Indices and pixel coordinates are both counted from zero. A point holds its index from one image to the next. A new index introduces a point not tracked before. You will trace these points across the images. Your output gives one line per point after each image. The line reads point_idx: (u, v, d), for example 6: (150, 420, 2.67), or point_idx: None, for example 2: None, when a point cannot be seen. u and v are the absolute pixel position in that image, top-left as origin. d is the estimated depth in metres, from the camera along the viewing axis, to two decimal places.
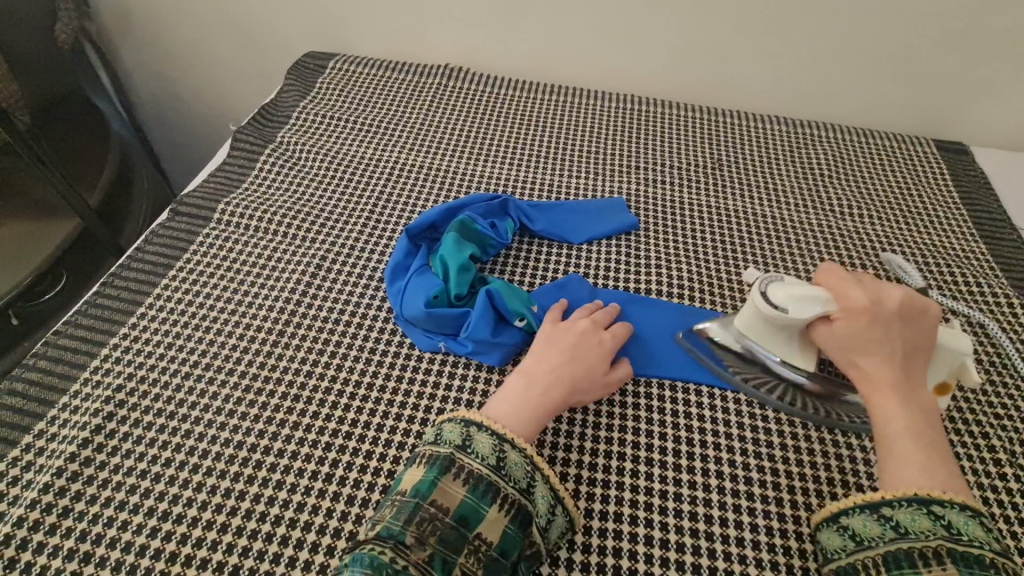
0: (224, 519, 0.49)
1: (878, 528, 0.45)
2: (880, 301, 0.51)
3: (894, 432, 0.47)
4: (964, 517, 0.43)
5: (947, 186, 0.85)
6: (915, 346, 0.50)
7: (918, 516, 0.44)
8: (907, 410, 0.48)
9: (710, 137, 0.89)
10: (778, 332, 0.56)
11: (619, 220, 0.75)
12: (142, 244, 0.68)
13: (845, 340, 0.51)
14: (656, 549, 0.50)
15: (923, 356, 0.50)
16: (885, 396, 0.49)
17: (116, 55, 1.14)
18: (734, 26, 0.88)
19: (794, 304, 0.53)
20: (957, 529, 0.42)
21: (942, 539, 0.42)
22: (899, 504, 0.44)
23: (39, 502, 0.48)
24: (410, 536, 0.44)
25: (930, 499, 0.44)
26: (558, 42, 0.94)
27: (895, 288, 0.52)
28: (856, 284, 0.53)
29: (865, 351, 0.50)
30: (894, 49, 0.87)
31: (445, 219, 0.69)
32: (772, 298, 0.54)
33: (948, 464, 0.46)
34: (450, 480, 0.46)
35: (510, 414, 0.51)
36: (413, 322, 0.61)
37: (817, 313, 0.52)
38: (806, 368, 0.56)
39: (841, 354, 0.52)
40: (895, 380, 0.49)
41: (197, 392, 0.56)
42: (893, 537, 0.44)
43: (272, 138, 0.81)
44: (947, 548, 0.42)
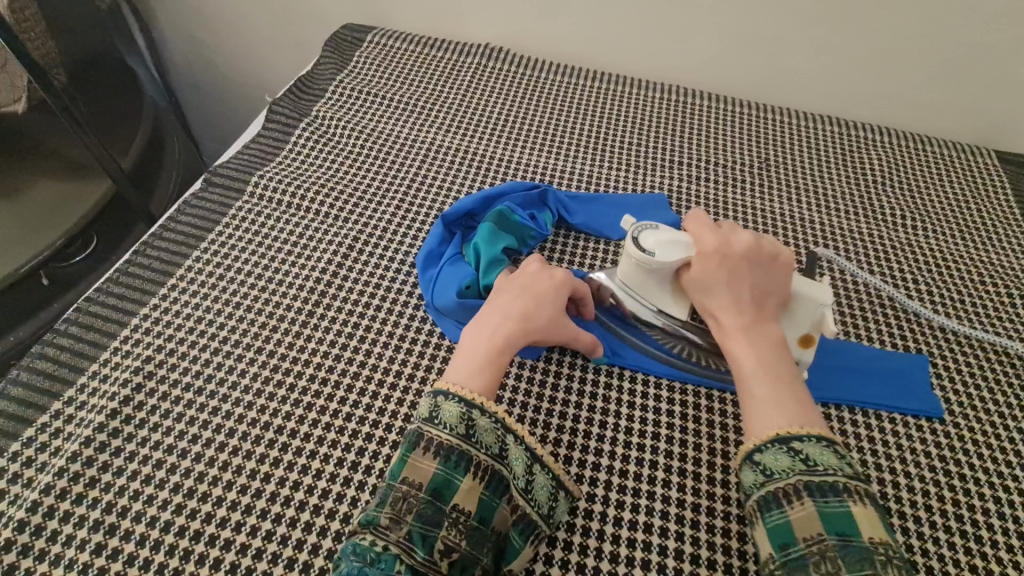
0: (249, 501, 0.48)
1: (751, 476, 0.44)
2: (730, 246, 0.52)
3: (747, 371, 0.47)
4: (821, 448, 0.43)
5: (1007, 200, 0.81)
6: (767, 289, 0.51)
7: (780, 455, 0.43)
8: (757, 350, 0.48)
9: (758, 135, 0.85)
10: (652, 279, 0.57)
11: (660, 217, 0.72)
12: (175, 213, 0.67)
13: (701, 286, 0.53)
14: (685, 564, 0.49)
15: (774, 299, 0.52)
16: (736, 339, 0.49)
17: (152, 17, 1.13)
18: (792, 18, 0.83)
19: (660, 249, 0.54)
20: (814, 462, 0.42)
21: (800, 473, 0.42)
22: (764, 446, 0.44)
23: (67, 470, 0.48)
24: (386, 518, 0.42)
25: (789, 437, 0.43)
26: (603, 26, 0.91)
27: (743, 232, 0.53)
28: (713, 229, 0.54)
29: (718, 296, 0.52)
30: (963, 52, 0.82)
31: (482, 207, 0.67)
32: (643, 243, 0.55)
33: (800, 399, 0.46)
34: (419, 454, 0.44)
35: (465, 370, 0.49)
36: (445, 312, 0.60)
37: (680, 258, 0.54)
38: (679, 317, 0.58)
39: (703, 304, 0.53)
40: (745, 322, 0.50)
41: (226, 368, 0.55)
42: (761, 482, 0.43)
43: (308, 111, 0.79)
44: (805, 482, 0.42)
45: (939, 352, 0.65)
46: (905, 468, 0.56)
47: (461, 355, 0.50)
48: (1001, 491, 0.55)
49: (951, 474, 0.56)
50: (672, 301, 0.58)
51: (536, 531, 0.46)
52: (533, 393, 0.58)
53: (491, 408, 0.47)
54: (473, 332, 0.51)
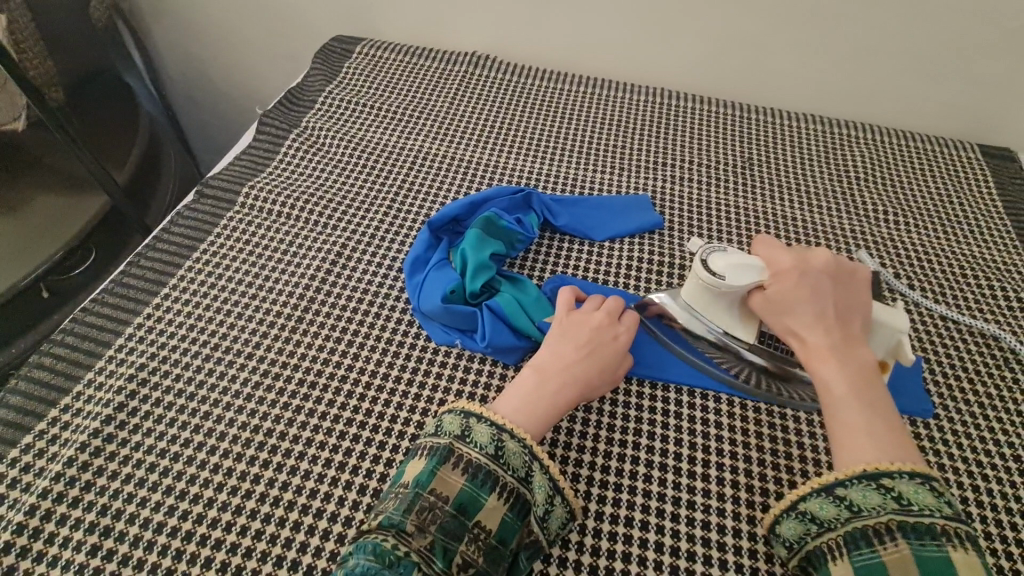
0: (238, 501, 0.49)
1: (836, 510, 0.44)
2: (805, 264, 0.52)
3: (835, 399, 0.47)
4: (914, 487, 0.43)
5: (990, 194, 0.82)
6: (848, 308, 0.51)
7: (869, 493, 0.43)
8: (848, 375, 0.48)
9: (742, 135, 0.87)
10: (717, 301, 0.55)
11: (644, 218, 0.73)
12: (167, 225, 0.69)
13: (778, 304, 0.52)
14: (666, 556, 0.49)
15: (858, 317, 0.51)
16: (825, 363, 0.48)
17: (148, 35, 1.15)
18: (772, 21, 0.85)
19: (731, 272, 0.53)
20: (908, 501, 0.42)
21: (893, 512, 0.42)
22: (851, 482, 0.44)
23: (64, 475, 0.50)
24: (411, 524, 0.43)
25: (879, 472, 0.43)
26: (588, 31, 0.92)
27: (819, 252, 0.54)
28: (786, 250, 0.54)
29: (800, 317, 0.51)
30: (940, 49, 0.83)
31: (468, 212, 0.68)
32: (713, 266, 0.54)
33: (894, 432, 0.45)
34: (449, 468, 0.46)
35: (519, 406, 0.51)
36: (430, 316, 0.60)
37: (752, 282, 0.53)
38: (746, 339, 0.56)
39: (781, 325, 0.52)
40: (832, 346, 0.49)
41: (217, 373, 0.57)
42: (848, 518, 0.44)
43: (298, 122, 0.81)
44: (899, 522, 0.42)
45: (920, 344, 0.65)
46: None
47: (518, 390, 0.52)
48: (982, 480, 0.55)
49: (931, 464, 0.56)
50: (737, 323, 0.56)
51: (540, 555, 0.47)
52: None
53: (522, 434, 0.49)
54: (535, 385, 0.52)
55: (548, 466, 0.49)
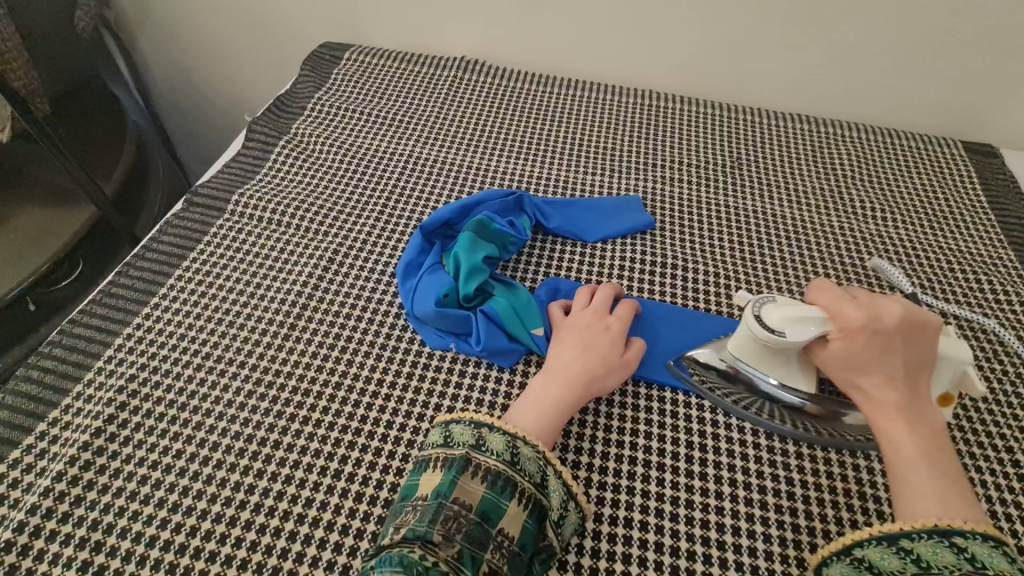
0: (233, 512, 0.49)
1: (899, 563, 0.43)
2: (879, 316, 0.48)
3: (902, 457, 0.45)
4: (988, 549, 0.41)
5: (975, 190, 0.83)
6: (919, 362, 0.47)
7: (940, 550, 0.41)
8: (917, 435, 0.45)
9: (732, 136, 0.87)
10: (774, 353, 0.53)
11: (635, 219, 0.73)
12: (156, 234, 0.68)
13: (844, 358, 0.49)
14: (666, 556, 0.49)
15: (927, 373, 0.48)
16: (892, 419, 0.46)
17: (135, 44, 1.14)
18: (757, 22, 0.86)
19: (791, 327, 0.50)
20: (980, 563, 0.40)
21: (965, 573, 0.40)
22: (919, 536, 0.42)
23: (53, 490, 0.49)
24: (437, 534, 0.44)
25: (949, 529, 0.41)
26: (576, 36, 0.93)
27: (891, 300, 0.49)
28: (851, 300, 0.50)
29: (868, 371, 0.48)
30: (922, 48, 0.84)
31: (460, 216, 0.68)
32: (768, 321, 0.51)
33: (962, 492, 0.43)
34: (469, 478, 0.47)
35: (529, 411, 0.52)
36: (425, 321, 0.60)
37: (814, 337, 0.50)
38: (807, 391, 0.54)
39: (845, 377, 0.49)
40: (902, 401, 0.47)
41: (209, 382, 0.56)
42: (914, 572, 0.42)
43: (287, 129, 0.81)
44: None
45: None
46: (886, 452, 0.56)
47: (527, 397, 0.53)
48: (974, 471, 0.56)
49: None
50: (799, 375, 0.54)
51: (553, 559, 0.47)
52: (513, 395, 0.57)
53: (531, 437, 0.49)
54: (541, 387, 0.54)
55: (563, 470, 0.49)
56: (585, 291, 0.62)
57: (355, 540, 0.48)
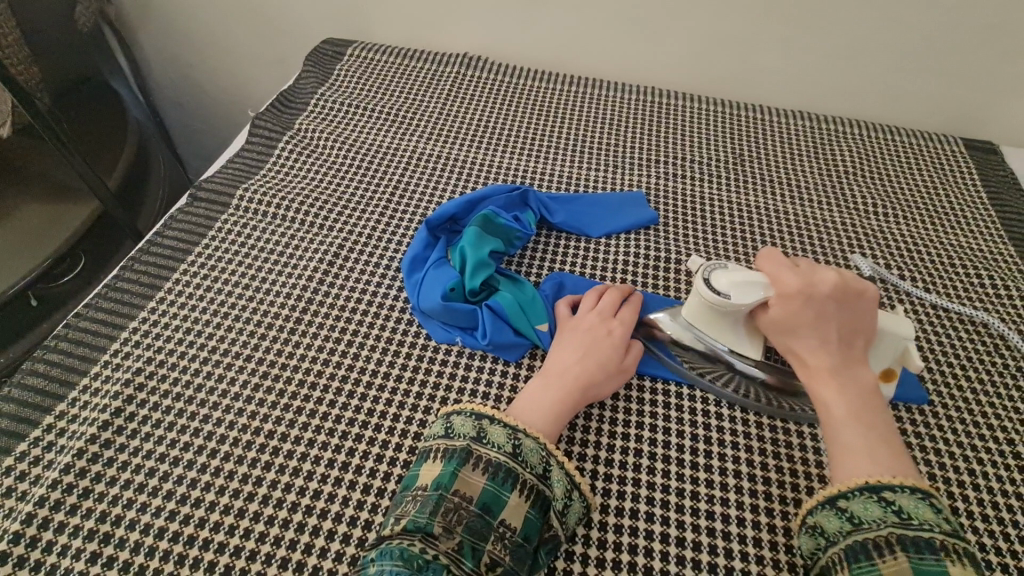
0: (241, 504, 0.49)
1: (837, 522, 0.45)
2: (812, 283, 0.50)
3: (834, 418, 0.48)
4: (914, 500, 0.43)
5: (974, 185, 0.83)
6: (853, 327, 0.50)
7: (869, 505, 0.44)
8: (846, 395, 0.48)
9: (733, 132, 0.88)
10: (725, 317, 0.55)
11: (639, 214, 0.74)
12: (161, 229, 0.68)
13: (781, 325, 0.52)
14: (671, 547, 0.49)
15: (862, 337, 0.50)
16: (824, 382, 0.49)
17: (135, 39, 1.14)
18: (759, 19, 0.86)
19: (737, 290, 0.52)
20: (907, 514, 0.42)
21: (893, 525, 0.42)
22: (852, 494, 0.45)
23: (60, 482, 0.49)
24: (437, 526, 0.44)
25: (879, 486, 0.44)
26: (577, 33, 0.93)
27: (827, 269, 0.51)
28: (791, 269, 0.52)
29: (802, 337, 0.51)
30: (922, 45, 0.85)
31: (465, 211, 0.68)
32: (715, 284, 0.54)
33: (892, 448, 0.46)
34: (470, 469, 0.47)
35: (530, 408, 0.52)
36: (431, 314, 0.60)
37: (757, 300, 0.52)
38: (751, 356, 0.56)
39: (786, 344, 0.52)
40: (834, 365, 0.49)
41: (215, 376, 0.56)
42: (848, 530, 0.44)
43: (291, 124, 0.81)
44: (899, 535, 0.42)
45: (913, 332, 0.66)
46: None
47: (529, 396, 0.53)
48: (976, 463, 0.56)
49: (927, 450, 0.57)
50: (744, 339, 0.56)
51: (557, 549, 0.47)
52: (518, 387, 0.57)
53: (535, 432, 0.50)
54: (540, 389, 0.53)
55: (565, 461, 0.50)
56: (591, 296, 0.61)
57: (362, 531, 0.48)
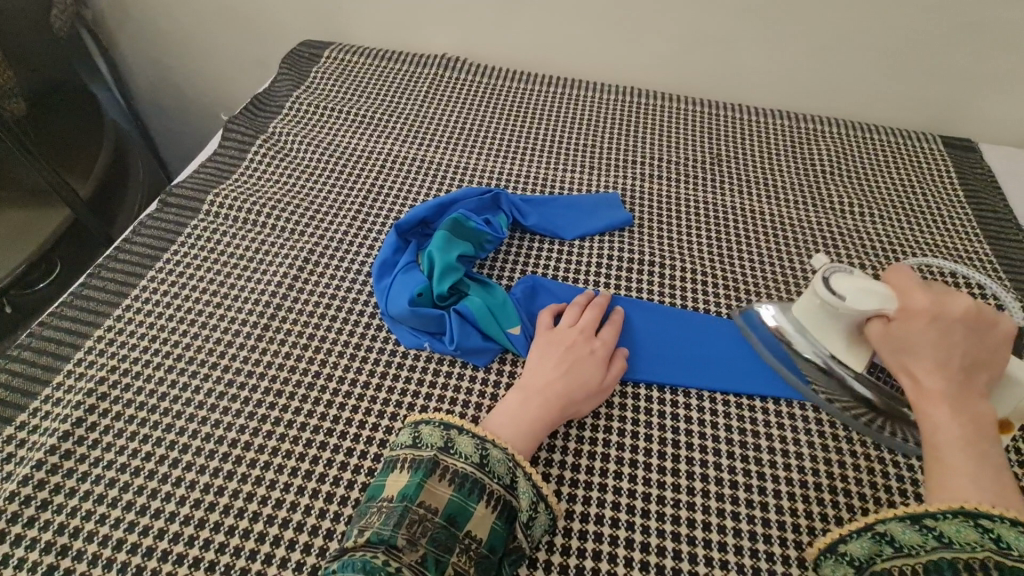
0: (201, 514, 0.48)
1: (920, 537, 0.42)
2: (944, 302, 0.46)
3: (943, 441, 0.43)
4: (1017, 533, 0.38)
5: (951, 184, 0.83)
6: (980, 355, 0.45)
7: (964, 528, 0.40)
8: (959, 421, 0.43)
9: (711, 132, 0.87)
10: (831, 324, 0.52)
11: (614, 216, 0.73)
12: (129, 235, 0.67)
13: (896, 340, 0.47)
14: (636, 553, 0.49)
15: (990, 367, 0.45)
16: (936, 404, 0.44)
17: (113, 42, 1.13)
18: (737, 18, 0.86)
19: (854, 294, 0.49)
20: (1007, 544, 0.38)
21: (989, 551, 0.38)
22: (943, 513, 0.41)
23: (18, 494, 0.48)
24: (401, 539, 0.43)
25: (978, 512, 0.40)
26: (555, 33, 0.93)
27: (963, 292, 0.46)
28: (922, 287, 0.47)
29: (919, 356, 0.46)
30: (900, 43, 0.84)
31: (436, 215, 0.68)
32: (835, 285, 0.51)
33: (1004, 485, 0.41)
34: (436, 480, 0.47)
35: (505, 422, 0.52)
36: (399, 320, 0.60)
37: (874, 309, 0.48)
38: (854, 368, 0.52)
39: (895, 361, 0.47)
40: (951, 390, 0.44)
41: (180, 384, 0.56)
42: (933, 546, 0.41)
43: (264, 128, 0.80)
44: (993, 561, 0.38)
45: None
46: (859, 446, 0.56)
47: (506, 411, 0.53)
48: None
49: None
50: (848, 351, 0.52)
51: (521, 561, 0.47)
52: (487, 393, 0.57)
53: (507, 446, 0.50)
54: (520, 405, 0.53)
55: (533, 471, 0.49)
56: (575, 312, 0.61)
57: (323, 541, 0.47)
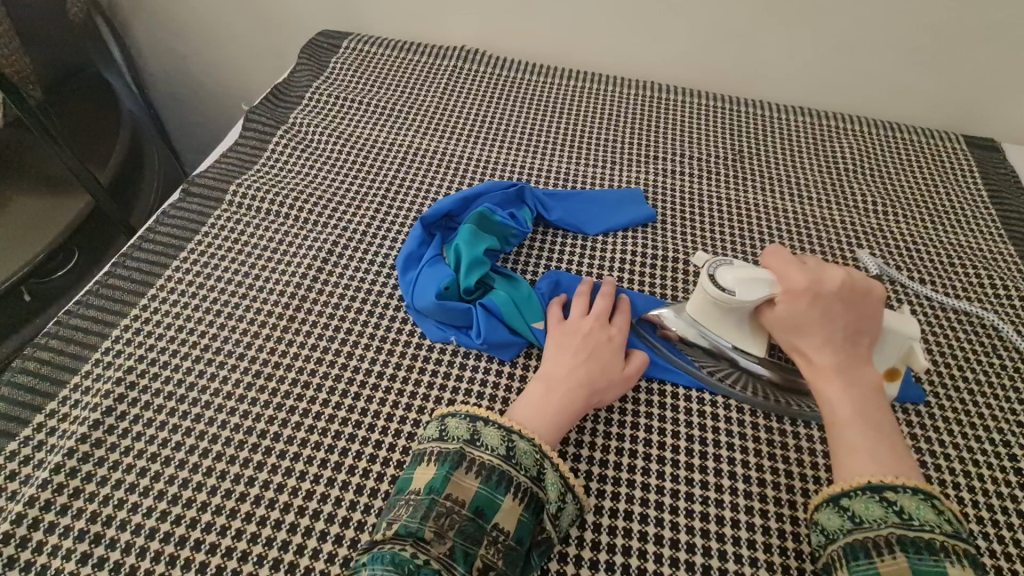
0: (233, 505, 0.48)
1: (838, 521, 0.45)
2: (820, 281, 0.52)
3: (840, 418, 0.48)
4: (916, 503, 0.44)
5: (975, 183, 0.83)
6: (858, 326, 0.51)
7: (871, 505, 0.44)
8: (851, 397, 0.49)
9: (733, 128, 0.87)
10: (727, 315, 0.55)
11: (637, 212, 0.73)
12: (153, 224, 0.67)
13: (788, 322, 0.52)
14: (665, 549, 0.49)
15: (869, 340, 0.51)
16: (829, 382, 0.50)
17: (128, 30, 1.12)
18: (762, 13, 0.85)
19: (742, 287, 0.52)
20: (908, 516, 0.43)
21: (894, 526, 0.43)
22: (854, 493, 0.45)
23: (51, 482, 0.49)
24: (429, 531, 0.43)
25: (882, 486, 0.44)
26: (576, 25, 0.92)
27: (836, 269, 0.53)
28: (800, 267, 0.53)
29: (809, 335, 0.51)
30: (926, 40, 0.83)
31: (461, 208, 0.68)
32: (721, 280, 0.54)
33: (894, 449, 0.47)
34: (463, 473, 0.47)
35: (531, 414, 0.52)
36: (425, 313, 0.60)
37: (762, 296, 0.52)
38: (756, 353, 0.56)
39: (790, 342, 0.53)
40: (838, 365, 0.50)
41: (207, 375, 0.56)
42: (849, 528, 0.45)
43: (285, 118, 0.80)
44: (900, 536, 0.43)
45: None
46: None
47: (532, 403, 0.52)
48: (973, 465, 0.56)
49: (922, 451, 0.57)
50: (748, 337, 0.56)
51: (550, 553, 0.47)
52: (513, 388, 0.57)
53: (535, 436, 0.50)
54: (544, 396, 0.53)
55: (560, 464, 0.49)
56: (582, 300, 0.60)
57: (354, 532, 0.48)
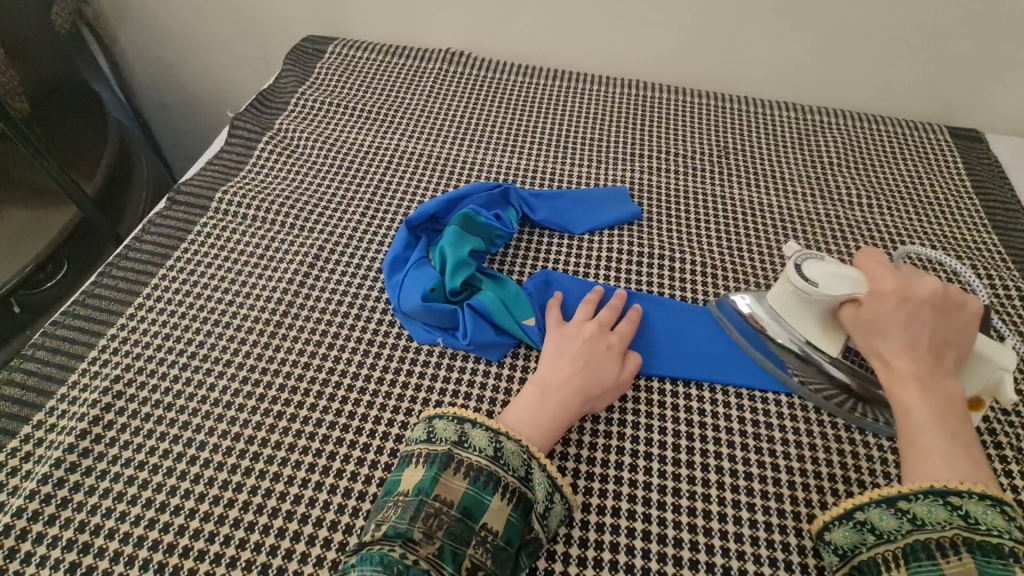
0: (221, 511, 0.48)
1: (895, 522, 0.44)
2: (910, 289, 0.51)
3: (917, 421, 0.46)
4: (983, 507, 0.42)
5: (959, 175, 0.83)
6: (945, 337, 0.49)
7: (934, 508, 0.43)
8: (930, 400, 0.47)
9: (718, 125, 0.87)
10: (804, 308, 0.56)
11: (622, 210, 0.73)
12: (140, 233, 0.67)
13: (869, 325, 0.51)
14: (653, 544, 0.49)
15: (957, 349, 0.49)
16: (907, 385, 0.48)
17: (114, 40, 1.12)
18: (742, 10, 0.85)
19: (827, 279, 0.53)
20: (975, 519, 0.41)
21: (959, 528, 0.41)
22: (916, 496, 0.44)
23: (38, 493, 0.49)
24: (417, 532, 0.44)
25: (947, 490, 0.43)
26: (559, 26, 0.92)
27: (929, 280, 0.51)
28: (890, 273, 0.53)
29: (890, 339, 0.50)
30: (906, 33, 0.84)
31: (446, 210, 0.68)
32: (806, 272, 0.55)
33: (974, 459, 0.44)
34: (451, 474, 0.47)
35: (523, 418, 0.52)
36: (411, 315, 0.60)
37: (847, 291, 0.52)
38: (830, 352, 0.55)
39: (868, 345, 0.51)
40: (921, 371, 0.48)
41: (195, 382, 0.56)
42: (909, 530, 0.43)
43: (271, 125, 0.80)
44: (965, 538, 0.41)
45: None
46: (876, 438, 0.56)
47: (524, 407, 0.53)
48: None
49: None
50: (821, 335, 0.56)
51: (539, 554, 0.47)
52: (501, 388, 0.57)
53: (523, 441, 0.50)
54: (535, 403, 0.53)
55: (548, 464, 0.49)
56: (586, 307, 0.61)
57: (343, 536, 0.48)
